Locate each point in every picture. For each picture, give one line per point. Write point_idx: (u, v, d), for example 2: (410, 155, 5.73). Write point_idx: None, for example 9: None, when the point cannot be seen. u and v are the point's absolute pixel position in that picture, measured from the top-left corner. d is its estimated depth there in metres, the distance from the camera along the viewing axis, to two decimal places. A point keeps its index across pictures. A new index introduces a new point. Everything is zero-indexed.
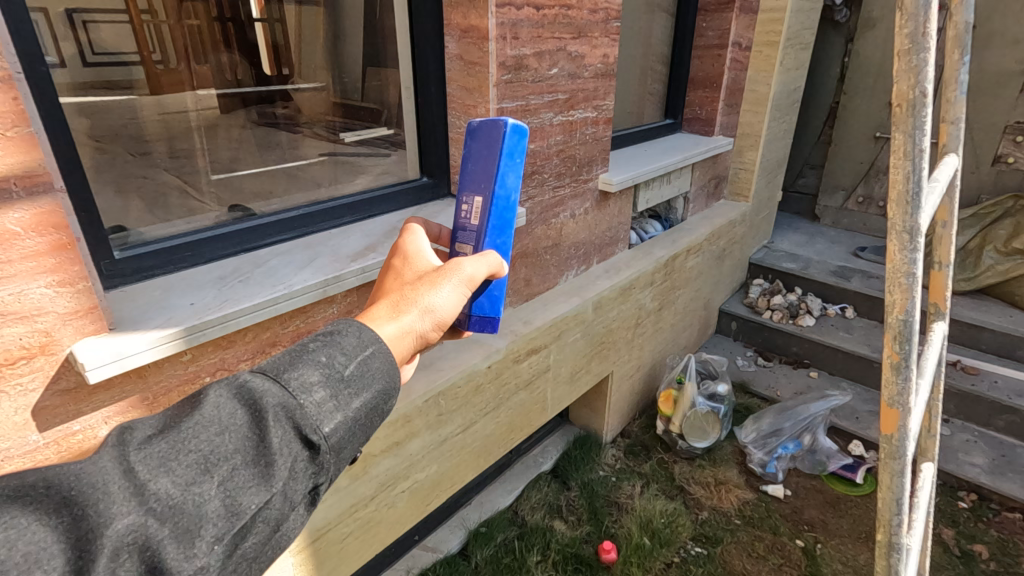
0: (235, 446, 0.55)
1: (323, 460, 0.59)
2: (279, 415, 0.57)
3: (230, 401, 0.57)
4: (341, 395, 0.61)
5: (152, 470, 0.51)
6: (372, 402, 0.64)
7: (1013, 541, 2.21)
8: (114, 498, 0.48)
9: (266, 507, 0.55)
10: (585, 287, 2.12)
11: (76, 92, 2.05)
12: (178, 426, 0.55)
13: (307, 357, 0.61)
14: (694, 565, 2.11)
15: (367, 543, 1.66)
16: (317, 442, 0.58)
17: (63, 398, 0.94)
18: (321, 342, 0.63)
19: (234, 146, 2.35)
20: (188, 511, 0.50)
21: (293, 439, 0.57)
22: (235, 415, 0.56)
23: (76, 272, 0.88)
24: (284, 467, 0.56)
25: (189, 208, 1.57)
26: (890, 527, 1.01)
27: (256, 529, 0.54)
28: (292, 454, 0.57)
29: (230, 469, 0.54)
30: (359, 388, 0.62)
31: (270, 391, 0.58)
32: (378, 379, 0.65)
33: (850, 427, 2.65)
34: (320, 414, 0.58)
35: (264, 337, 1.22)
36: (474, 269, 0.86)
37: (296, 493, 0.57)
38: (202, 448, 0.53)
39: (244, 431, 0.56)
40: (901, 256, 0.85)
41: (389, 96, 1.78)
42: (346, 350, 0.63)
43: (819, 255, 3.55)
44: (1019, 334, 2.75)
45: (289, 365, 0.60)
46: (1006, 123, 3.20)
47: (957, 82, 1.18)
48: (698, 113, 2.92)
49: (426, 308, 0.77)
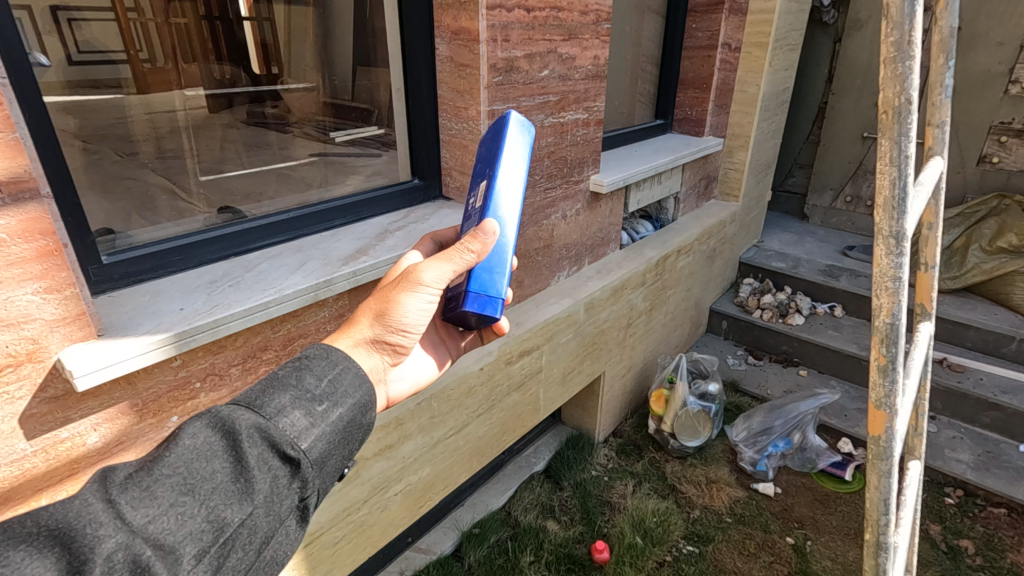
0: (215, 467, 0.57)
1: (305, 474, 0.61)
2: (255, 435, 0.60)
3: (206, 429, 0.59)
4: (315, 412, 0.64)
5: (135, 496, 0.53)
6: (346, 416, 0.66)
7: (998, 536, 2.25)
8: (102, 523, 0.50)
9: (250, 521, 0.57)
10: (577, 288, 2.13)
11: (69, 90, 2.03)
12: (156, 459, 0.56)
13: (279, 384, 0.64)
14: (686, 563, 2.13)
15: (360, 547, 1.66)
16: (295, 456, 0.61)
17: (50, 406, 0.93)
18: (292, 368, 0.66)
19: (222, 147, 2.33)
20: (173, 529, 0.52)
21: (271, 458, 0.60)
22: (213, 438, 0.59)
23: (64, 278, 0.87)
24: (264, 484, 0.58)
25: (177, 210, 1.56)
26: (878, 526, 1.02)
27: (243, 543, 0.57)
28: (272, 471, 0.60)
29: (210, 489, 0.56)
30: (333, 402, 0.66)
31: (246, 415, 0.60)
32: (351, 395, 0.68)
33: (839, 426, 2.68)
34: (295, 431, 0.61)
35: (255, 342, 1.21)
36: (432, 276, 0.85)
37: (282, 507, 0.60)
38: (181, 471, 0.55)
39: (222, 453, 0.58)
40: (887, 260, 0.87)
41: (379, 97, 1.77)
42: (316, 372, 0.67)
43: (808, 254, 3.58)
44: (1004, 331, 2.79)
45: (262, 393, 0.63)
46: (990, 124, 3.25)
47: (942, 86, 1.20)
48: (688, 113, 2.94)
49: (377, 316, 0.84)
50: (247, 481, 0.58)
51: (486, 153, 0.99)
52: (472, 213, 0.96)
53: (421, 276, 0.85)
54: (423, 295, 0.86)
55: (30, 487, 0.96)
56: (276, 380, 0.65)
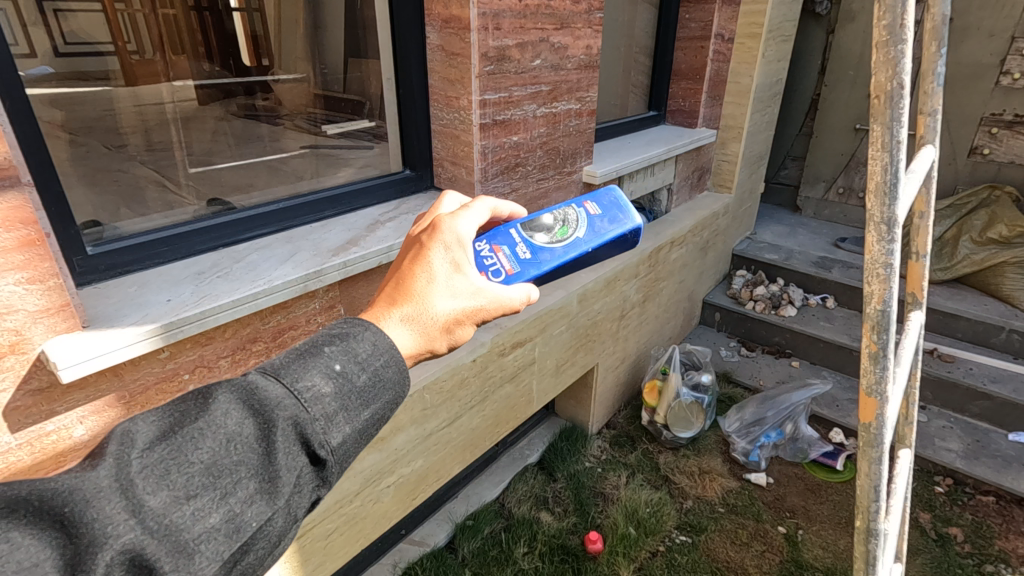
0: (239, 457, 0.55)
1: (329, 473, 0.59)
2: (288, 427, 0.57)
3: (237, 410, 0.57)
4: (353, 408, 0.61)
5: (150, 482, 0.51)
6: (381, 414, 0.64)
7: (987, 524, 2.27)
8: (112, 513, 0.48)
9: (268, 523, 0.56)
10: (570, 280, 2.12)
11: (59, 80, 1.99)
12: (180, 435, 0.54)
13: (321, 364, 0.60)
14: (679, 553, 2.15)
15: (352, 539, 1.66)
16: (323, 456, 0.58)
17: (35, 398, 0.92)
18: (336, 347, 0.63)
19: (212, 139, 2.30)
20: (187, 527, 0.51)
21: (299, 452, 0.58)
22: (245, 422, 0.56)
23: (47, 269, 0.85)
24: (289, 483, 0.56)
25: (166, 202, 1.54)
26: (868, 513, 1.03)
27: (258, 543, 0.55)
28: (299, 467, 0.58)
29: (233, 482, 0.54)
30: (370, 398, 0.62)
31: (283, 403, 0.57)
32: (390, 388, 0.65)
33: (830, 416, 2.70)
34: (329, 429, 0.59)
35: (244, 334, 1.20)
36: (499, 306, 0.84)
37: (301, 507, 0.58)
38: (208, 459, 0.53)
39: (249, 440, 0.56)
40: (879, 247, 0.86)
41: (370, 87, 1.76)
42: (360, 359, 0.63)
43: (800, 246, 3.59)
44: (993, 322, 2.81)
45: (302, 374, 0.59)
46: (981, 115, 3.27)
47: (934, 74, 1.19)
48: (681, 104, 2.93)
49: (447, 341, 0.78)
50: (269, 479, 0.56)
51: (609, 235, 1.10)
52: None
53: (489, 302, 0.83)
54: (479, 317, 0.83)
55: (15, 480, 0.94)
56: (318, 361, 0.61)
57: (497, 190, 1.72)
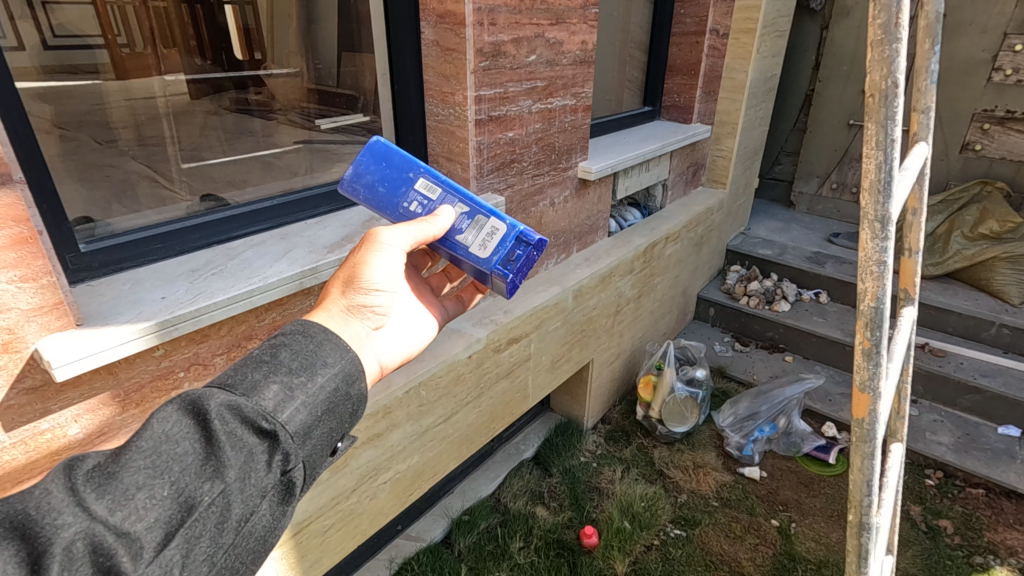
0: (184, 449, 0.55)
1: (284, 447, 0.59)
2: (227, 413, 0.57)
3: (176, 412, 0.57)
4: (293, 384, 0.61)
5: (100, 484, 0.51)
6: (328, 387, 0.64)
7: (976, 516, 2.31)
8: (61, 513, 0.49)
9: (225, 500, 0.55)
10: (565, 276, 2.13)
11: (48, 74, 1.96)
12: (125, 442, 0.54)
13: (256, 359, 0.62)
14: (673, 547, 2.16)
15: (349, 536, 1.66)
16: (271, 429, 0.59)
17: (29, 397, 0.92)
18: (272, 344, 0.65)
19: (204, 134, 2.28)
20: (140, 514, 0.50)
21: (246, 434, 0.58)
22: (184, 420, 0.56)
23: (40, 267, 0.85)
24: (238, 461, 0.56)
25: (159, 198, 1.53)
26: (861, 507, 1.04)
27: (218, 522, 0.54)
28: (248, 447, 0.57)
29: (180, 470, 0.54)
30: (311, 373, 0.63)
31: (217, 394, 0.58)
32: (333, 363, 0.66)
33: (824, 410, 2.72)
34: (271, 404, 0.59)
35: (240, 331, 1.20)
36: (390, 240, 0.85)
37: (262, 483, 0.57)
38: (149, 453, 0.53)
39: (192, 434, 0.56)
40: (873, 245, 0.87)
41: (365, 83, 1.74)
42: (297, 347, 0.65)
43: (795, 241, 3.61)
44: (983, 316, 2.84)
45: (235, 372, 0.61)
46: (973, 111, 3.29)
47: (927, 71, 1.19)
48: (676, 100, 2.93)
49: (345, 284, 0.79)
50: (218, 461, 0.55)
51: (382, 179, 0.96)
52: (439, 198, 0.96)
53: (378, 238, 0.84)
54: (386, 261, 0.84)
55: (10, 480, 0.94)
56: (250, 359, 0.63)
57: (493, 186, 1.72)
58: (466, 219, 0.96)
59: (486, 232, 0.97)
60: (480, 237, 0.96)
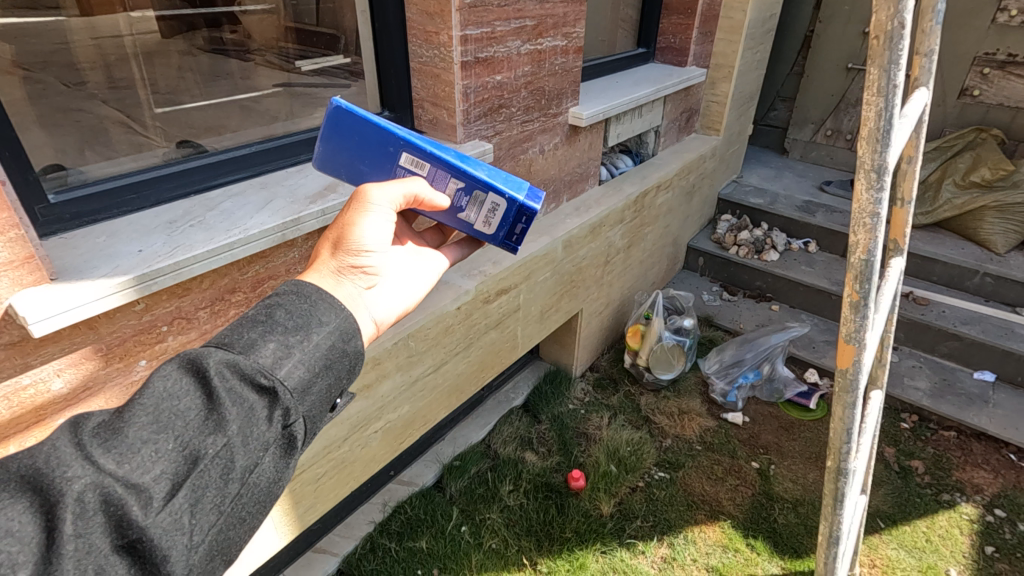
0: (186, 404, 0.54)
1: (284, 403, 0.58)
2: (226, 370, 0.57)
3: (176, 371, 0.56)
4: (290, 342, 0.60)
5: (105, 439, 0.51)
6: (324, 343, 0.63)
7: (946, 456, 2.41)
8: (68, 466, 0.48)
9: (229, 453, 0.54)
10: (554, 226, 2.10)
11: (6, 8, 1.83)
12: (127, 399, 0.54)
13: (252, 319, 0.61)
14: (657, 488, 2.25)
15: (343, 482, 1.71)
16: (270, 385, 0.58)
17: (7, 352, 0.90)
18: (268, 304, 0.63)
19: (178, 76, 2.18)
20: (146, 467, 0.50)
21: (246, 390, 0.57)
22: (184, 379, 0.56)
23: (6, 219, 0.81)
24: (240, 415, 0.55)
25: (133, 144, 1.46)
26: (839, 453, 1.07)
27: (223, 474, 0.54)
28: (249, 403, 0.57)
29: (183, 425, 0.53)
30: (307, 330, 0.62)
31: (215, 352, 0.57)
32: (329, 321, 0.64)
33: (807, 357, 2.78)
34: (269, 361, 0.58)
35: (222, 284, 1.17)
36: (380, 197, 0.83)
37: (264, 437, 0.57)
38: (151, 408, 0.53)
39: (193, 391, 0.55)
40: (868, 196, 0.85)
41: (344, 20, 1.64)
42: (292, 306, 0.64)
43: (786, 189, 3.59)
44: (968, 265, 2.87)
45: (232, 332, 0.60)
46: (974, 55, 3.20)
47: (934, 11, 1.13)
48: (671, 41, 2.82)
49: (336, 244, 0.77)
50: (219, 416, 0.54)
51: (363, 158, 0.92)
52: (432, 176, 0.93)
53: (367, 196, 0.82)
54: (376, 219, 0.82)
55: None
56: (246, 318, 0.62)
57: (480, 133, 1.66)
58: (465, 197, 0.95)
59: (487, 207, 0.97)
60: (483, 214, 0.98)
